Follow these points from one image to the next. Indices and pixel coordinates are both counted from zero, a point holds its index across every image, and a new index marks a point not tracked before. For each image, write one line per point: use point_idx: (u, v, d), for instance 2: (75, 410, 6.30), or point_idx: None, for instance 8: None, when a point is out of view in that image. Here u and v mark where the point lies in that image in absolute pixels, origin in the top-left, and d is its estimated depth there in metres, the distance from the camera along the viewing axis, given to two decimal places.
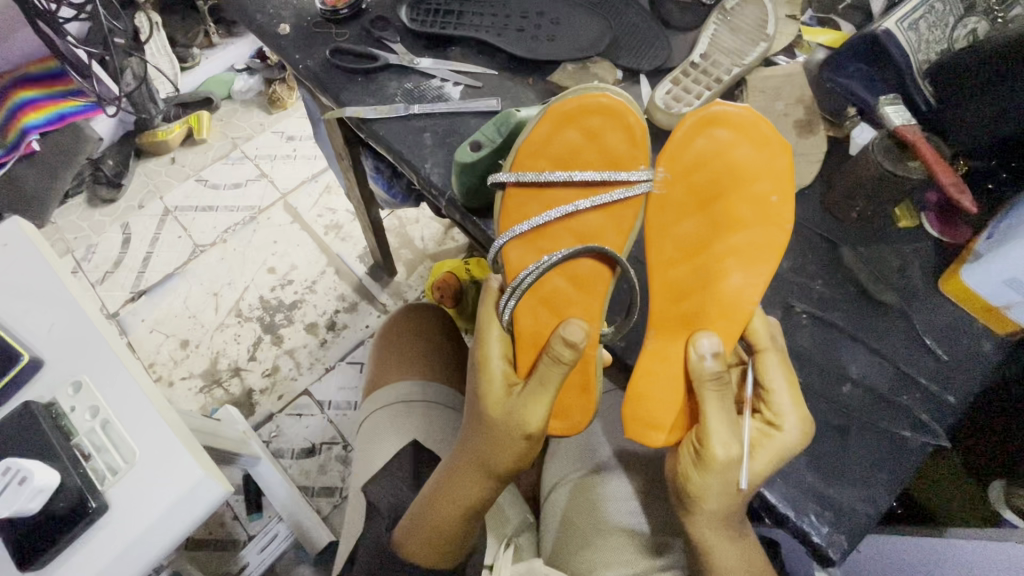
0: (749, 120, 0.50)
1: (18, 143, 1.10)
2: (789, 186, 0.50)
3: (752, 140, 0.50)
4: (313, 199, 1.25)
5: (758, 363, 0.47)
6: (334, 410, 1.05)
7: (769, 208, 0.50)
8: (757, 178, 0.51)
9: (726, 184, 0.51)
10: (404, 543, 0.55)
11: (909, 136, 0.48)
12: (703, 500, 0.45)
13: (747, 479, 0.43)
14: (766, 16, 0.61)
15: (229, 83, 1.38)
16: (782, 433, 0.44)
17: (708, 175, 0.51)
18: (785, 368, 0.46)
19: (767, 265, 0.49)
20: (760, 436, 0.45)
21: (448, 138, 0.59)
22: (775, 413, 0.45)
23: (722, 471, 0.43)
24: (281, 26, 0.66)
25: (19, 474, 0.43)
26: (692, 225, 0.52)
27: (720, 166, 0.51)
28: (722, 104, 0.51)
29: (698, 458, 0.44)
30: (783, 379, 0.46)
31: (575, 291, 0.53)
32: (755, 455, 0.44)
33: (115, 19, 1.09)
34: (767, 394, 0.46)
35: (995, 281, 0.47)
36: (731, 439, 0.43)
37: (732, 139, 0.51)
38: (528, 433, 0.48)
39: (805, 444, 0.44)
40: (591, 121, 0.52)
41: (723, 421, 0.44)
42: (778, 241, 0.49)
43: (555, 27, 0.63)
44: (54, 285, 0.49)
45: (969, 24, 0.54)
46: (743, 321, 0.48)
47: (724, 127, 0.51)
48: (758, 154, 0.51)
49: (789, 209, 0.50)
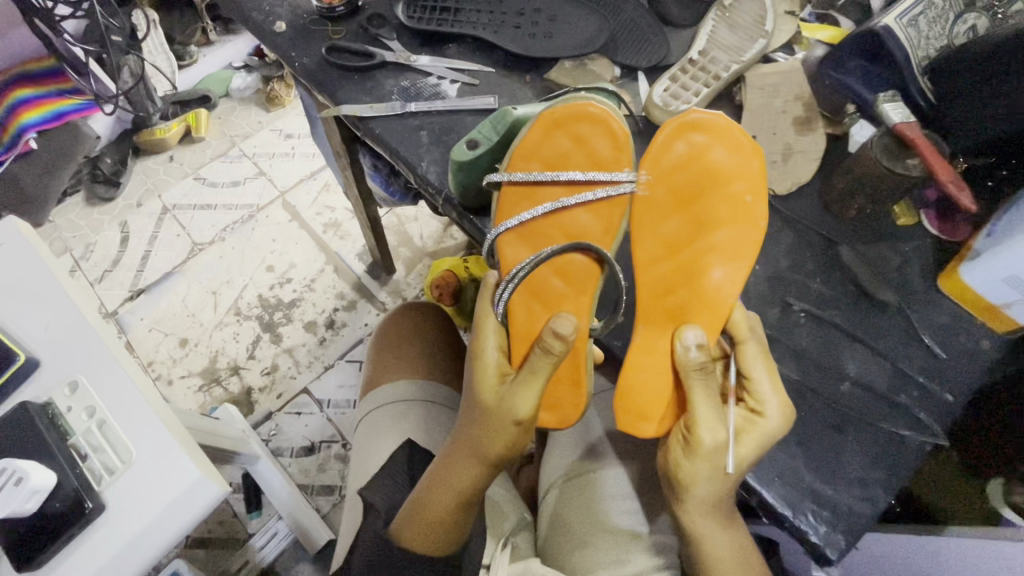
0: (722, 126, 0.51)
1: (15, 143, 1.11)
2: (762, 186, 0.50)
3: (725, 142, 0.51)
4: (312, 197, 1.25)
5: (740, 355, 0.46)
6: (333, 408, 1.05)
7: (745, 207, 0.50)
8: (732, 179, 0.51)
9: (705, 186, 0.51)
10: (400, 532, 0.54)
11: (909, 134, 0.48)
12: (693, 485, 0.45)
13: (734, 463, 0.44)
14: (765, 13, 0.60)
15: (227, 81, 1.37)
16: (765, 418, 0.43)
17: (687, 177, 0.51)
18: (766, 361, 0.46)
19: (745, 260, 0.48)
20: (744, 421, 0.45)
21: (444, 136, 0.59)
22: (757, 400, 0.44)
23: (710, 456, 0.43)
24: (278, 24, 0.66)
25: (15, 475, 0.43)
26: (673, 225, 0.52)
27: (699, 168, 0.51)
28: (701, 111, 0.51)
29: (687, 445, 0.44)
30: (762, 368, 0.45)
31: (567, 285, 0.52)
32: (742, 441, 0.44)
33: (111, 17, 1.08)
34: (749, 383, 0.45)
35: (996, 280, 0.46)
36: (717, 424, 0.43)
37: (708, 143, 0.51)
38: (518, 420, 0.48)
39: (787, 429, 0.44)
40: (580, 127, 0.51)
41: (710, 407, 0.44)
42: (754, 239, 0.49)
43: (552, 23, 0.63)
44: (49, 284, 0.49)
45: (969, 20, 0.54)
46: (726, 313, 0.47)
47: (699, 132, 0.51)
48: (733, 156, 0.51)
49: (762, 208, 0.50)
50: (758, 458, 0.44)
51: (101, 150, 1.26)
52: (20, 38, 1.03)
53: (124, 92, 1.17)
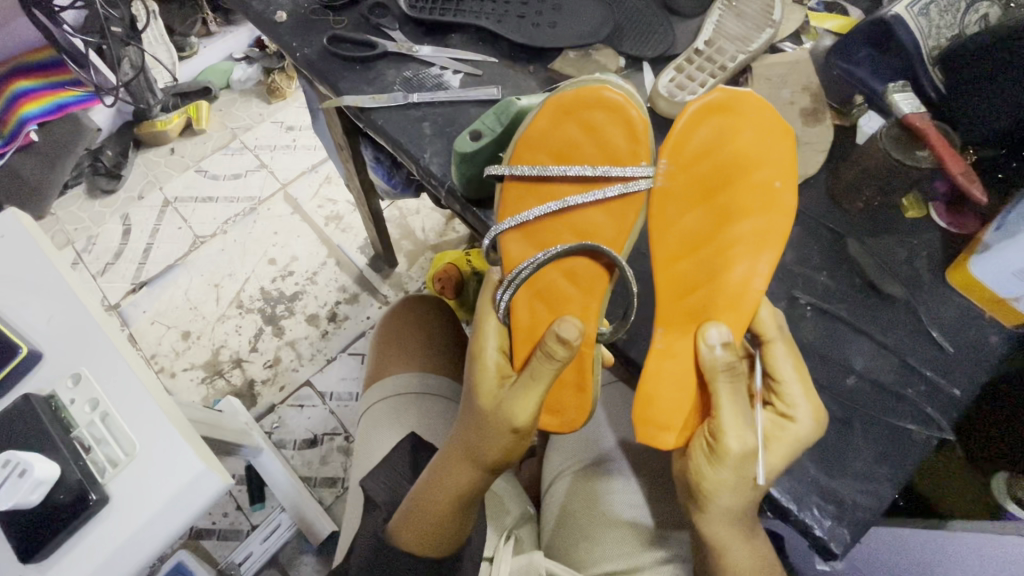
0: (753, 106, 0.49)
1: (17, 134, 1.09)
2: (792, 173, 0.49)
3: (754, 124, 0.49)
4: (313, 190, 1.24)
5: (767, 354, 0.47)
6: (336, 401, 1.05)
7: (774, 194, 0.49)
8: (760, 164, 0.49)
9: (732, 173, 0.50)
10: (400, 532, 0.55)
11: (919, 125, 0.47)
12: (716, 495, 0.45)
13: (764, 474, 0.44)
14: (773, 3, 0.59)
15: (228, 72, 1.36)
16: (795, 424, 0.44)
17: (713, 164, 0.50)
18: (794, 358, 0.47)
19: (773, 251, 0.47)
20: (774, 428, 0.45)
21: (448, 127, 0.59)
22: (788, 405, 0.45)
23: (736, 464, 0.43)
24: (278, 14, 0.65)
25: (19, 466, 0.43)
26: (696, 217, 0.50)
27: (725, 153, 0.49)
28: (721, 89, 0.49)
29: (711, 453, 0.44)
30: (793, 371, 0.46)
31: (574, 287, 0.52)
32: (770, 448, 0.44)
33: (111, 7, 1.07)
34: (778, 385, 0.46)
35: (1007, 273, 0.46)
36: (745, 431, 0.43)
37: (735, 127, 0.49)
38: (515, 426, 0.48)
39: (819, 435, 0.44)
40: (592, 115, 0.50)
41: (736, 413, 0.44)
42: (784, 229, 0.48)
43: (556, 13, 0.62)
44: (53, 278, 0.49)
45: (981, 9, 0.53)
46: (752, 310, 0.47)
47: (724, 114, 0.49)
48: (761, 140, 0.49)
49: (790, 196, 0.49)
50: (784, 467, 0.44)
51: (101, 142, 1.24)
52: (19, 28, 1.03)
53: (124, 84, 1.16)
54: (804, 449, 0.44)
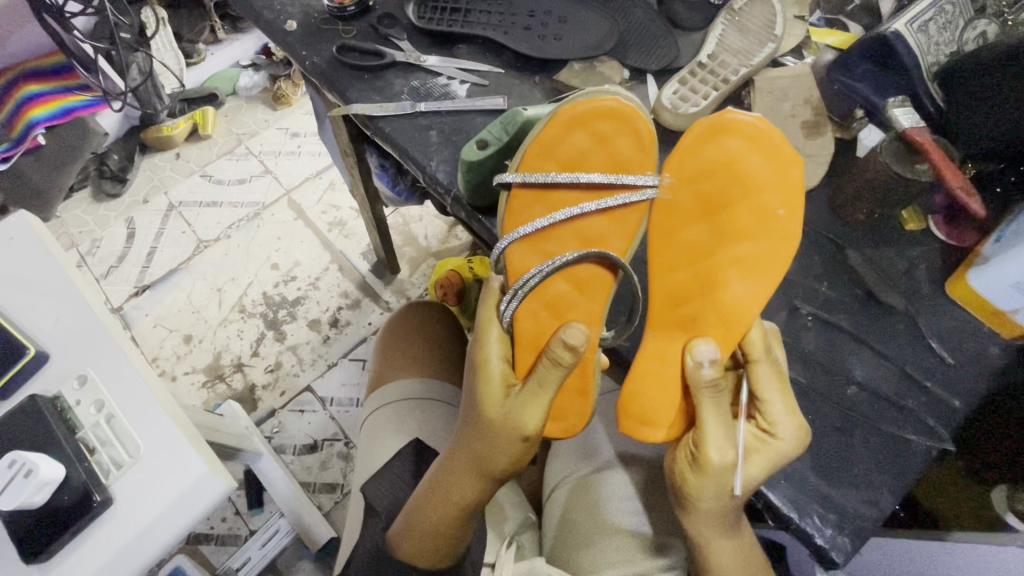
0: (763, 132, 0.50)
1: (24, 138, 1.13)
2: (796, 199, 0.50)
3: (763, 150, 0.50)
4: (317, 195, 1.25)
5: (751, 374, 0.46)
6: (337, 406, 1.05)
7: (777, 221, 0.50)
8: (767, 190, 0.50)
9: (736, 194, 0.51)
10: (400, 543, 0.55)
11: (919, 138, 0.48)
12: (699, 500, 0.45)
13: (741, 485, 0.44)
14: (775, 17, 0.61)
15: (235, 79, 1.38)
16: (778, 440, 0.43)
17: (718, 183, 0.51)
18: (778, 380, 0.46)
19: (769, 278, 0.49)
20: (756, 441, 0.45)
21: (454, 136, 0.59)
22: (770, 422, 0.44)
23: (717, 476, 0.43)
24: (289, 22, 0.66)
25: (25, 466, 0.43)
26: (697, 231, 0.52)
27: (728, 174, 0.50)
28: (735, 111, 0.50)
29: (694, 462, 0.44)
30: (776, 392, 0.45)
31: (580, 295, 0.53)
32: (750, 459, 0.44)
33: (121, 14, 1.08)
34: (762, 405, 0.45)
35: (1005, 286, 0.47)
36: (727, 444, 0.43)
37: (742, 150, 0.50)
38: (526, 435, 0.48)
39: (798, 452, 0.44)
40: (600, 125, 0.51)
41: (720, 426, 0.44)
42: (783, 256, 0.49)
43: (561, 26, 0.63)
44: (61, 280, 0.50)
45: (979, 26, 0.55)
46: (742, 331, 0.48)
47: (735, 136, 0.50)
48: (768, 166, 0.50)
49: (794, 223, 0.50)
50: (764, 479, 0.44)
51: (107, 147, 1.25)
52: (28, 35, 1.05)
53: (132, 89, 1.18)
54: (784, 464, 0.44)
